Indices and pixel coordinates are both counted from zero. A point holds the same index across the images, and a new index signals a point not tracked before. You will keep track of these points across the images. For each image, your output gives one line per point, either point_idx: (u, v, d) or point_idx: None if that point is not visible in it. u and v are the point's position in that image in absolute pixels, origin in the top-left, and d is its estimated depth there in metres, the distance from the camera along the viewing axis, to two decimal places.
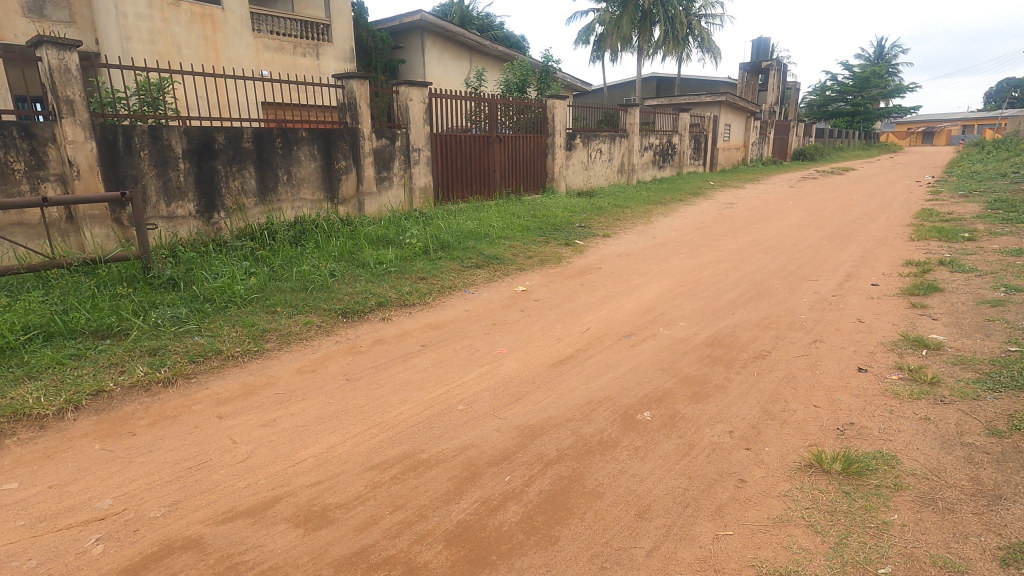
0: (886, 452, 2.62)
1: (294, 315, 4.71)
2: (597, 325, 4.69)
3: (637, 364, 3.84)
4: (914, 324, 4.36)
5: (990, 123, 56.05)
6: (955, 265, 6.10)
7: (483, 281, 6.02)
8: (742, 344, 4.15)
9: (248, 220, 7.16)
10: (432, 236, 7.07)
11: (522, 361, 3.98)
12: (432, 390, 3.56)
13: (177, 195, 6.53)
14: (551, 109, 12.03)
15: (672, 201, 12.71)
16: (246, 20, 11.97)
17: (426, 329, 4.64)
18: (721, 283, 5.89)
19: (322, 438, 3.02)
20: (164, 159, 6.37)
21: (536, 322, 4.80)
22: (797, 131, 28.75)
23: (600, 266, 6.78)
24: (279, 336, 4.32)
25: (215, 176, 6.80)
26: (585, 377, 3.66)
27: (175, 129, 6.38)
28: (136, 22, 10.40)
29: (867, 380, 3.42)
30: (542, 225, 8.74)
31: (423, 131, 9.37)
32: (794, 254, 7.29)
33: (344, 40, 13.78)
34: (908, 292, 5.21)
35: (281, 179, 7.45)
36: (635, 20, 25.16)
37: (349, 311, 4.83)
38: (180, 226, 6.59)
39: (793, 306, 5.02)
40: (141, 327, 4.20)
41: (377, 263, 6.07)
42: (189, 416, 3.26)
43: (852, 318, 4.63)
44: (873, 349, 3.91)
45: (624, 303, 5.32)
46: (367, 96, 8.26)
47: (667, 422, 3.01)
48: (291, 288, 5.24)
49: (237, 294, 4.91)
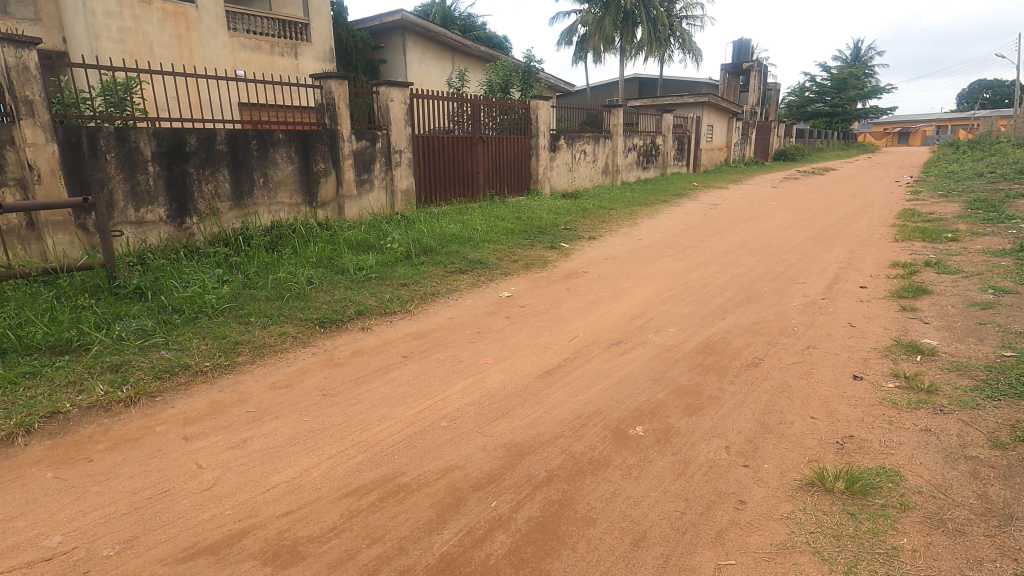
0: (889, 467, 2.51)
1: (269, 325, 4.49)
2: (585, 333, 4.55)
3: (627, 374, 3.70)
4: (906, 328, 4.29)
5: (963, 124, 57.32)
6: (941, 266, 6.08)
7: (468, 287, 5.83)
8: (733, 350, 4.04)
9: (222, 225, 6.90)
10: (414, 241, 6.87)
11: (508, 373, 3.82)
12: (414, 405, 3.39)
13: (146, 200, 6.26)
14: (534, 110, 11.88)
15: (656, 202, 12.67)
16: (221, 19, 11.68)
17: (407, 339, 4.45)
18: (709, 286, 5.79)
19: (296, 461, 2.83)
20: (132, 162, 6.09)
21: (522, 330, 4.65)
22: (778, 132, 29.04)
23: (586, 270, 6.66)
24: (252, 348, 4.10)
25: (187, 180, 6.54)
26: (574, 389, 3.51)
27: (143, 130, 6.12)
28: (105, 21, 10.06)
29: (862, 389, 3.33)
30: (527, 227, 8.60)
31: (405, 132, 9.16)
32: (781, 255, 7.23)
33: (323, 40, 13.53)
34: (897, 295, 5.15)
35: (257, 182, 7.21)
36: (617, 21, 25.18)
37: (327, 321, 4.62)
38: (150, 232, 6.31)
39: (782, 310, 4.93)
40: (104, 341, 3.95)
41: (357, 269, 5.86)
42: (152, 439, 3.04)
43: (844, 322, 4.56)
44: (867, 355, 3.83)
45: (612, 308, 5.19)
46: (346, 96, 8.07)
47: (661, 438, 2.87)
48: (266, 297, 5.02)
49: (208, 304, 4.67)
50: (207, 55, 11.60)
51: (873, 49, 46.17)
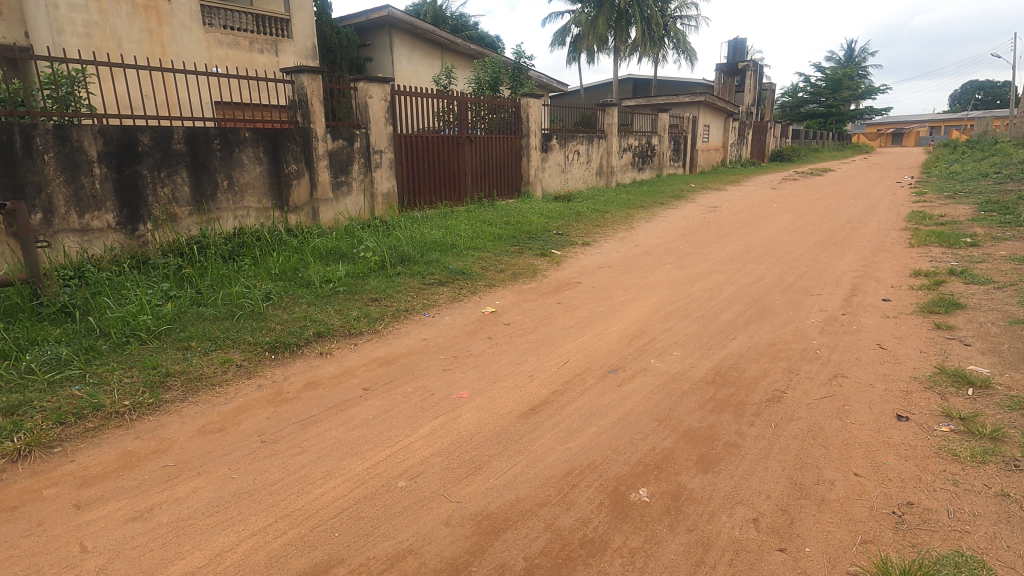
0: (968, 555, 1.94)
1: (211, 350, 3.88)
2: (577, 357, 3.96)
3: (626, 413, 3.11)
4: (946, 352, 3.73)
5: (956, 125, 57.27)
6: (968, 276, 5.53)
7: (447, 302, 5.23)
8: (749, 380, 3.46)
9: (178, 232, 6.26)
10: (391, 249, 6.28)
11: (486, 411, 3.22)
12: (369, 458, 2.79)
13: (91, 205, 5.60)
14: (524, 108, 11.30)
15: (652, 204, 12.13)
16: (195, 13, 11.05)
17: (372, 366, 3.85)
18: (716, 299, 5.22)
19: (208, 542, 2.22)
20: (75, 163, 5.44)
21: (505, 354, 4.07)
22: (774, 132, 28.60)
23: (580, 280, 6.08)
24: (185, 382, 3.47)
25: (140, 183, 5.92)
26: (563, 434, 2.92)
27: (87, 128, 5.48)
28: (69, 14, 9.42)
29: (911, 433, 2.76)
30: (516, 232, 8.03)
31: (385, 131, 8.56)
32: (790, 263, 6.68)
33: (305, 36, 12.91)
34: (927, 309, 4.60)
35: (221, 185, 6.60)
36: (611, 20, 24.64)
37: (280, 345, 4.00)
38: (96, 241, 5.65)
39: (800, 329, 4.36)
40: (6, 375, 3.33)
41: (323, 281, 5.27)
42: (34, 508, 2.43)
43: (872, 344, 3.99)
44: (907, 387, 3.26)
45: (608, 325, 4.60)
46: (320, 92, 7.49)
47: (670, 507, 2.29)
48: (214, 316, 4.42)
49: (143, 326, 4.06)
50: (181, 51, 10.97)
51: (867, 50, 46.01)
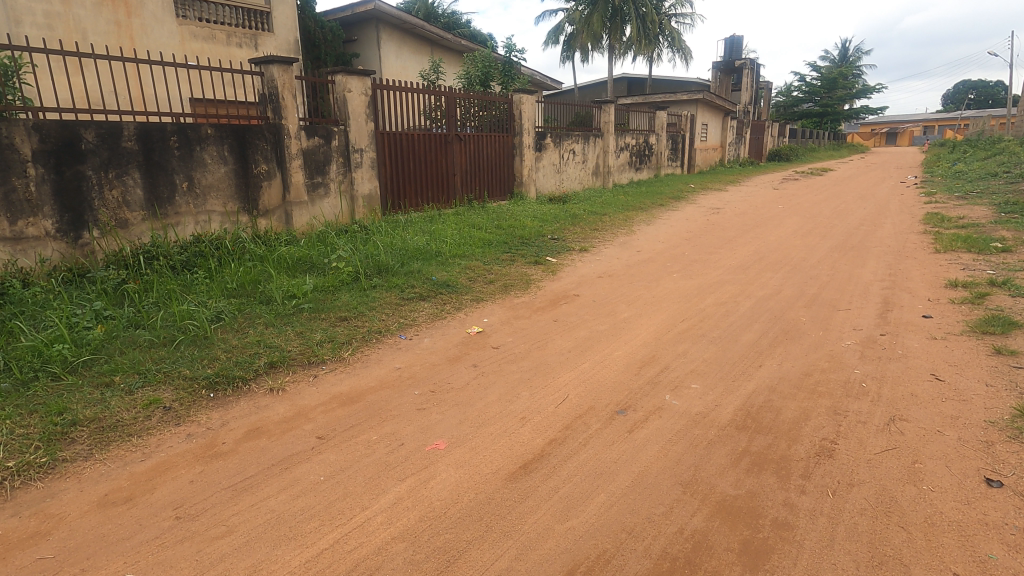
0: None
1: (137, 388, 3.22)
2: (578, 392, 3.32)
3: (642, 474, 2.48)
4: (1017, 385, 3.13)
5: (950, 125, 57.08)
6: (1013, 286, 4.94)
7: (428, 320, 4.58)
8: (790, 425, 2.84)
9: (127, 240, 5.55)
10: (367, 258, 5.62)
11: (468, 469, 2.58)
12: (311, 543, 2.14)
13: (24, 210, 4.89)
14: (517, 105, 10.65)
15: (652, 206, 11.54)
16: (168, 4, 10.32)
17: (332, 406, 3.20)
18: (733, 316, 4.60)
19: None
20: (3, 162, 4.72)
21: (494, 387, 3.43)
22: (771, 131, 28.10)
23: (578, 292, 5.44)
24: (95, 433, 2.81)
25: (84, 185, 5.21)
26: (563, 508, 2.27)
27: (19, 123, 4.78)
28: (27, 3, 8.70)
29: (1010, 508, 2.14)
30: (508, 237, 7.39)
31: (366, 127, 7.89)
32: (808, 271, 6.07)
33: (288, 30, 12.15)
34: (979, 329, 3.98)
35: (179, 187, 5.91)
36: (605, 18, 24.04)
37: (222, 379, 3.34)
38: (30, 250, 4.94)
39: (836, 354, 3.74)
40: None
41: (286, 297, 4.62)
42: None
43: (926, 374, 3.38)
44: (987, 436, 2.64)
45: (612, 349, 3.96)
46: (292, 85, 6.80)
47: None
48: (150, 343, 3.75)
49: (57, 357, 3.39)
50: (152, 44, 10.25)
51: (860, 51, 45.75)
